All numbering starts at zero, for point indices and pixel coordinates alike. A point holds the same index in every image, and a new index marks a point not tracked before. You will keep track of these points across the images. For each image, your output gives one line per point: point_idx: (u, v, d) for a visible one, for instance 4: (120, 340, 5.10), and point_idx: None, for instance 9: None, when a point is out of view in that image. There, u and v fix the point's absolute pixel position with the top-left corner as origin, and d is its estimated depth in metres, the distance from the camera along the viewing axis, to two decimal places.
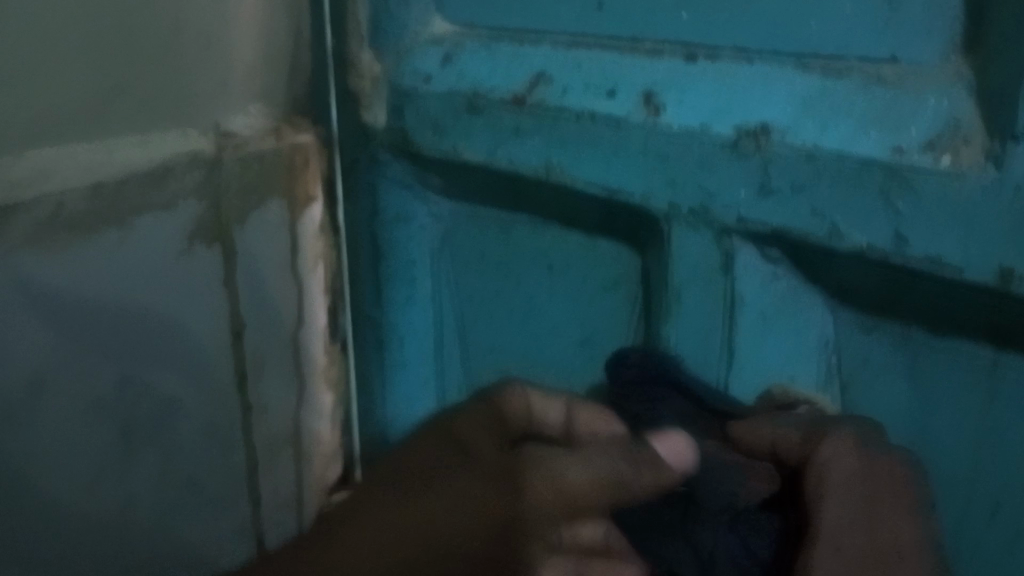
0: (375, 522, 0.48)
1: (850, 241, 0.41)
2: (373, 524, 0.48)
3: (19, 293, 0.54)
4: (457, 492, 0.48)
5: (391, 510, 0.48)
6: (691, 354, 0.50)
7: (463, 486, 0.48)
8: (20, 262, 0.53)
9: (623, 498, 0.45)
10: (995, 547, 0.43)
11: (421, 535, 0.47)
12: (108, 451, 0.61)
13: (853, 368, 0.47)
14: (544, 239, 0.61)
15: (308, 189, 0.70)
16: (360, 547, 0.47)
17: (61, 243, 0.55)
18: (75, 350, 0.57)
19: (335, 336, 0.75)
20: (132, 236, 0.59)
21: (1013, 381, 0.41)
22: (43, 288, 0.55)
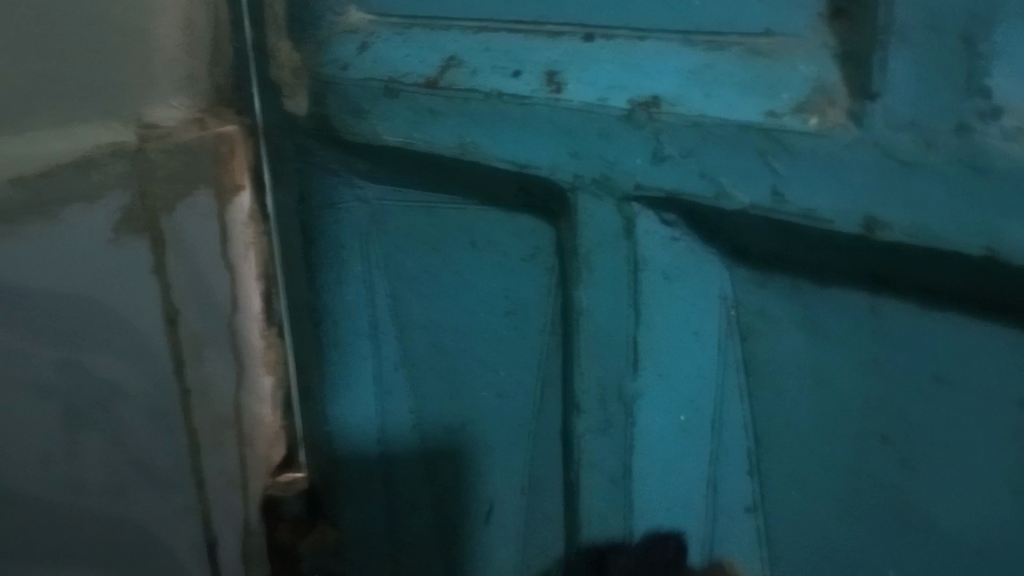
0: None
1: (737, 201, 0.45)
2: None
3: None
4: None
5: None
6: (602, 316, 0.54)
7: None
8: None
9: None
10: (892, 476, 0.48)
11: None
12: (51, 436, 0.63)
13: (751, 318, 0.51)
14: (466, 216, 0.64)
15: (235, 177, 0.71)
16: None
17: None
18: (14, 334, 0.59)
19: (271, 321, 0.77)
20: (64, 228, 0.61)
21: (891, 322, 0.45)
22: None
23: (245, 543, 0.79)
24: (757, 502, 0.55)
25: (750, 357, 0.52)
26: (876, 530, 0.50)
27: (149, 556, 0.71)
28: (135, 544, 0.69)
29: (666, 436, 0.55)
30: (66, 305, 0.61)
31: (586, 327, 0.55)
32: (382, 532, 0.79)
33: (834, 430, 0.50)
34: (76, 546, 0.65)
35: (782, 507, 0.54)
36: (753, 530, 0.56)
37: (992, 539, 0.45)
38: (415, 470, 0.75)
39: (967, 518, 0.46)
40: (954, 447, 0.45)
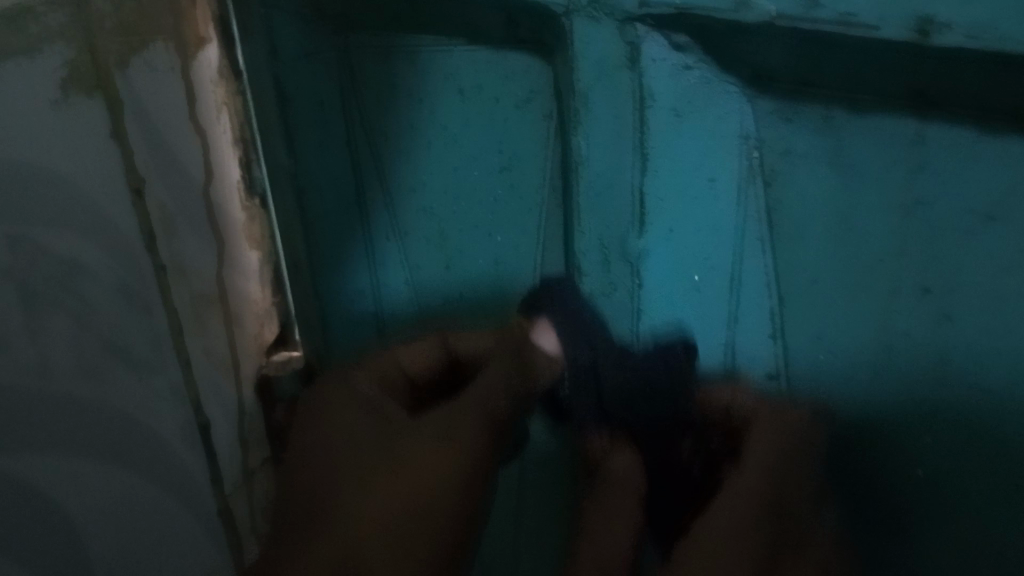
0: (373, 501, 0.54)
1: (759, 11, 0.39)
2: (371, 501, 0.54)
3: None
4: (470, 519, 0.55)
5: (410, 514, 0.54)
6: (602, 164, 0.49)
7: (472, 518, 0.56)
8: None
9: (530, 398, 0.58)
10: (928, 332, 0.44)
11: (409, 503, 0.54)
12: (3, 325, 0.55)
13: (775, 162, 0.45)
14: (453, 59, 0.57)
15: (199, 30, 0.64)
16: (376, 509, 0.54)
17: None
18: None
19: (252, 192, 0.71)
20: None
21: (940, 154, 0.40)
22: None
23: (239, 423, 0.76)
24: (779, 368, 0.50)
25: (774, 208, 0.46)
26: (904, 399, 0.46)
27: (129, 445, 0.66)
28: (109, 431, 0.64)
29: (679, 294, 0.52)
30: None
31: (585, 178, 0.50)
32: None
33: (865, 284, 0.45)
34: (43, 440, 0.59)
35: (805, 375, 0.49)
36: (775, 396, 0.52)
37: None
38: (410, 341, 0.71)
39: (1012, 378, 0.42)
40: (999, 298, 0.41)
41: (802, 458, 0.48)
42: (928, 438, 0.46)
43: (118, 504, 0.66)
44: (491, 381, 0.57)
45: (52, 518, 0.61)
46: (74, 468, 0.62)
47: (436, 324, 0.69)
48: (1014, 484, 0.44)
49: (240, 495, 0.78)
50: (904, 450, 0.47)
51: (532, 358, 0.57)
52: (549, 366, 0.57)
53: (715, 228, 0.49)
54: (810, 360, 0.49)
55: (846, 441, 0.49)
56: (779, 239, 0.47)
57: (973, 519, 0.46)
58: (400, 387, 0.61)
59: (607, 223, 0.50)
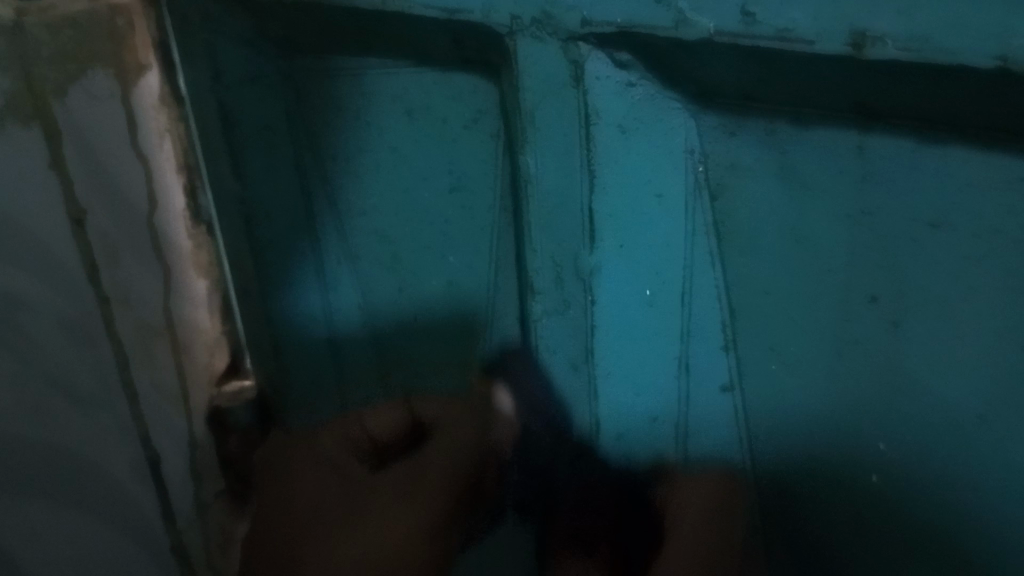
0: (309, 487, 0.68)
1: (699, 27, 0.40)
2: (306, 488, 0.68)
3: None
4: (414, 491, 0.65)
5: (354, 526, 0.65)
6: (551, 181, 0.49)
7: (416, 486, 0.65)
8: None
9: (476, 454, 0.64)
10: (881, 340, 0.44)
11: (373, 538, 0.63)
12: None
13: (721, 174, 0.45)
14: (400, 79, 0.57)
15: (138, 56, 0.63)
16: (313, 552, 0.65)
17: None
18: None
19: (199, 218, 0.70)
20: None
21: (882, 163, 0.40)
22: None
23: (191, 457, 0.74)
24: (734, 381, 0.51)
25: (721, 220, 0.47)
26: (861, 408, 0.47)
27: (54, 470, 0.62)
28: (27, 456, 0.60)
29: (634, 308, 0.52)
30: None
31: (535, 195, 0.50)
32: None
33: (817, 290, 0.45)
34: None
35: (757, 384, 0.50)
36: (731, 409, 0.52)
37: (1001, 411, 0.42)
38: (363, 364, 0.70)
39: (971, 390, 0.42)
40: (947, 302, 0.41)
41: (710, 508, 0.54)
42: (883, 444, 0.47)
43: (44, 529, 0.62)
44: (455, 453, 0.64)
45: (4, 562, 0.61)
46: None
47: (394, 347, 0.68)
48: (974, 480, 0.44)
49: (194, 530, 0.75)
50: (860, 460, 0.48)
51: (489, 417, 0.64)
52: (506, 426, 0.63)
53: (669, 243, 0.49)
54: (763, 370, 0.50)
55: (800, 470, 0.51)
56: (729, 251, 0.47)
57: (927, 520, 0.47)
58: (361, 442, 0.68)
59: (558, 240, 0.51)
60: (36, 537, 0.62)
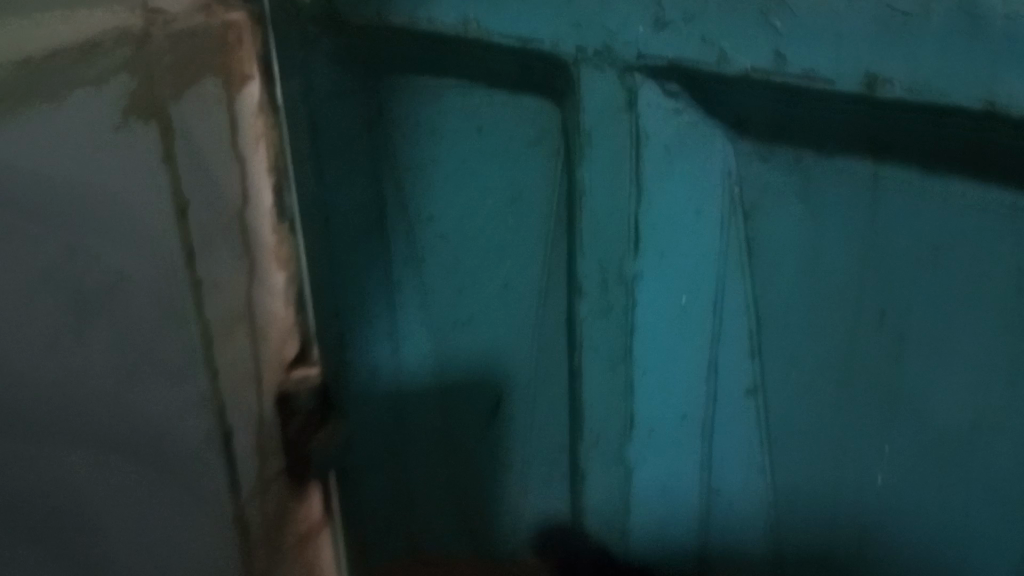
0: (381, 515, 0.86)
1: (736, 65, 0.46)
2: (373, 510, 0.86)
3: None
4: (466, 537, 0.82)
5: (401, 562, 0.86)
6: (604, 196, 0.55)
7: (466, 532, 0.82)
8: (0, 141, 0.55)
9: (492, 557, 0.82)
10: (885, 348, 0.51)
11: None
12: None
13: (753, 196, 0.51)
14: (472, 99, 0.64)
15: (243, 68, 0.71)
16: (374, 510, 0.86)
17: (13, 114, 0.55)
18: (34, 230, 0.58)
19: (283, 216, 0.77)
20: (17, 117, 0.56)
21: (894, 192, 0.46)
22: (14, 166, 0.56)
23: (258, 432, 0.80)
24: (758, 385, 0.56)
25: (753, 237, 0.52)
26: (868, 411, 0.53)
27: (114, 427, 0.66)
28: (87, 414, 0.63)
29: (668, 316, 0.57)
30: (31, 185, 0.57)
31: (589, 207, 0.55)
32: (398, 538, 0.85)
33: (831, 304, 0.51)
34: (78, 434, 0.63)
35: (778, 388, 0.55)
36: (752, 411, 0.57)
37: (1000, 411, 0.48)
38: (430, 408, 0.79)
39: (975, 388, 0.48)
40: (944, 313, 0.48)
41: None
42: (886, 446, 0.53)
43: (102, 488, 0.66)
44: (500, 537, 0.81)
45: (87, 524, 0.65)
46: (44, 452, 0.61)
47: (451, 344, 0.75)
48: (983, 467, 0.50)
49: (255, 503, 0.81)
50: (863, 462, 0.54)
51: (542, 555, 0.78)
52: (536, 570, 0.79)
53: (708, 255, 0.54)
54: (785, 375, 0.55)
55: (810, 477, 0.57)
56: (755, 266, 0.53)
57: (930, 506, 0.53)
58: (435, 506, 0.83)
59: (607, 247, 0.56)
60: (113, 497, 0.67)
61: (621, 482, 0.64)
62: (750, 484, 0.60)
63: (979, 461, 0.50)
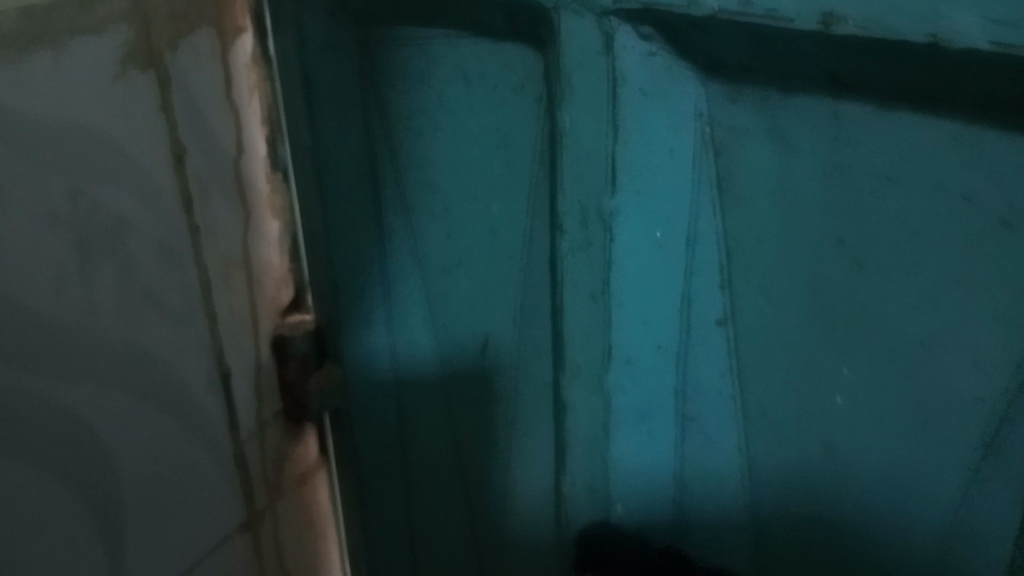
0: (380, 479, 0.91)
1: (704, 7, 0.48)
2: (374, 475, 0.91)
3: None
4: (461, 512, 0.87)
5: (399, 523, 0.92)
6: (581, 138, 0.57)
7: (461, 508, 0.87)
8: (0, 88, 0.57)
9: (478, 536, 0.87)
10: (844, 275, 0.54)
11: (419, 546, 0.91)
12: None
13: (722, 134, 0.55)
14: (457, 49, 0.66)
15: (236, 20, 0.73)
16: (373, 474, 0.91)
17: (14, 60, 0.58)
18: (38, 172, 0.61)
19: (276, 166, 0.80)
20: (14, 66, 0.58)
21: (853, 124, 0.50)
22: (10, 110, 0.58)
23: (256, 377, 0.83)
24: (728, 316, 0.60)
25: (724, 175, 0.56)
26: (830, 336, 0.56)
27: (122, 365, 0.69)
28: (96, 352, 0.67)
29: (643, 252, 0.60)
30: (30, 133, 0.60)
31: (569, 147, 0.58)
32: (396, 517, 0.92)
33: (796, 234, 0.55)
34: (90, 372, 0.67)
35: (748, 317, 0.59)
36: (724, 341, 0.61)
37: (957, 335, 0.51)
38: (431, 404, 0.84)
39: (931, 312, 0.52)
40: (903, 240, 0.51)
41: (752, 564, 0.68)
42: (846, 369, 0.57)
43: (117, 428, 0.70)
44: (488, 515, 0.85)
45: (100, 459, 0.69)
46: (59, 389, 0.64)
47: (438, 290, 0.78)
48: (939, 389, 0.53)
49: (253, 444, 0.84)
50: (829, 384, 0.58)
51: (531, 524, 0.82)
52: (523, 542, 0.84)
53: (684, 191, 0.57)
54: (755, 304, 0.59)
55: (782, 402, 0.61)
56: (724, 202, 0.56)
57: (893, 428, 0.57)
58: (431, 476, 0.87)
59: (587, 187, 0.59)
60: (123, 432, 0.70)
61: (602, 412, 0.67)
62: (728, 411, 0.64)
63: (934, 382, 0.53)
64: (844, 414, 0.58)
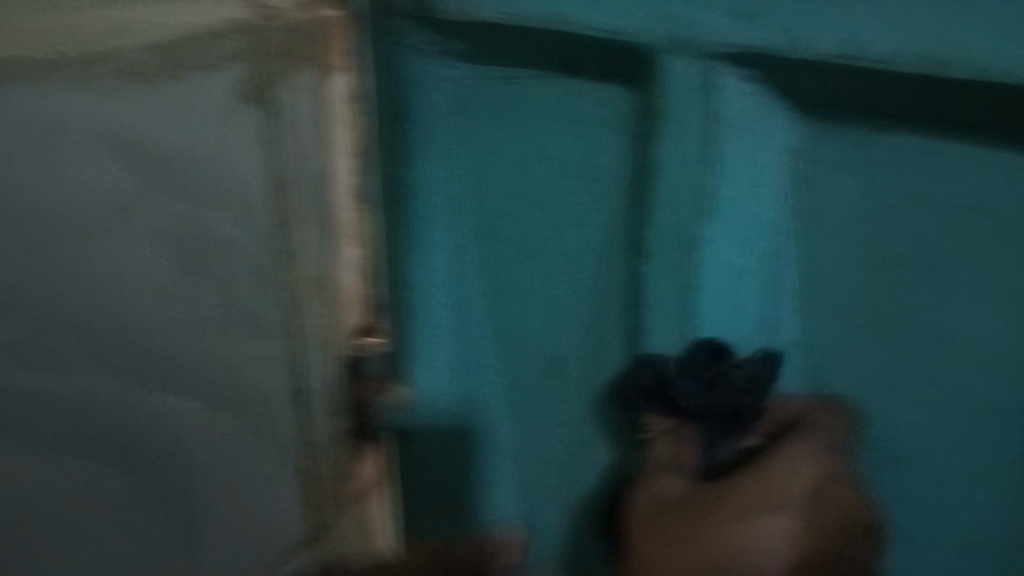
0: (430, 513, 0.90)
1: (815, 50, 0.56)
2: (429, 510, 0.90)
3: (122, 134, 0.63)
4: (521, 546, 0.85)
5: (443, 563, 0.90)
6: (676, 172, 0.64)
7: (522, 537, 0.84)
8: (139, 115, 0.64)
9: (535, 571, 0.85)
10: (927, 297, 0.61)
11: None
12: (88, 259, 0.63)
13: (820, 168, 0.64)
14: (551, 88, 0.74)
15: (332, 59, 0.78)
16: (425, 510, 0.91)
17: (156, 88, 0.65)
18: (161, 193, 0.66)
19: (360, 195, 0.84)
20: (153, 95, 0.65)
21: (954, 158, 0.59)
22: (145, 134, 0.65)
23: (331, 396, 0.86)
24: (807, 340, 0.66)
25: (817, 205, 0.64)
26: (909, 356, 0.62)
27: (212, 377, 0.73)
28: (179, 367, 0.70)
29: (729, 276, 0.66)
30: (163, 154, 0.66)
31: (664, 179, 0.64)
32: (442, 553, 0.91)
33: (886, 256, 0.62)
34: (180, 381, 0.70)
35: (829, 339, 0.65)
36: (801, 365, 0.66)
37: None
38: (491, 431, 0.85)
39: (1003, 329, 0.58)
40: (983, 260, 0.59)
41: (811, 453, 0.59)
42: (946, 399, 0.61)
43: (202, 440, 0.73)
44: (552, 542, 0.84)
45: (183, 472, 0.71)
46: (144, 399, 0.68)
47: (514, 314, 0.82)
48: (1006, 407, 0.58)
49: (325, 459, 0.87)
50: (907, 408, 0.62)
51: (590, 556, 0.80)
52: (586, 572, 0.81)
53: (779, 217, 0.65)
54: (830, 326, 0.65)
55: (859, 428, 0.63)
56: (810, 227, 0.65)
57: (958, 448, 0.60)
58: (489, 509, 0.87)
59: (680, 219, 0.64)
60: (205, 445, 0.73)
61: None
62: None
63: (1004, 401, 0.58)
64: (900, 419, 0.62)
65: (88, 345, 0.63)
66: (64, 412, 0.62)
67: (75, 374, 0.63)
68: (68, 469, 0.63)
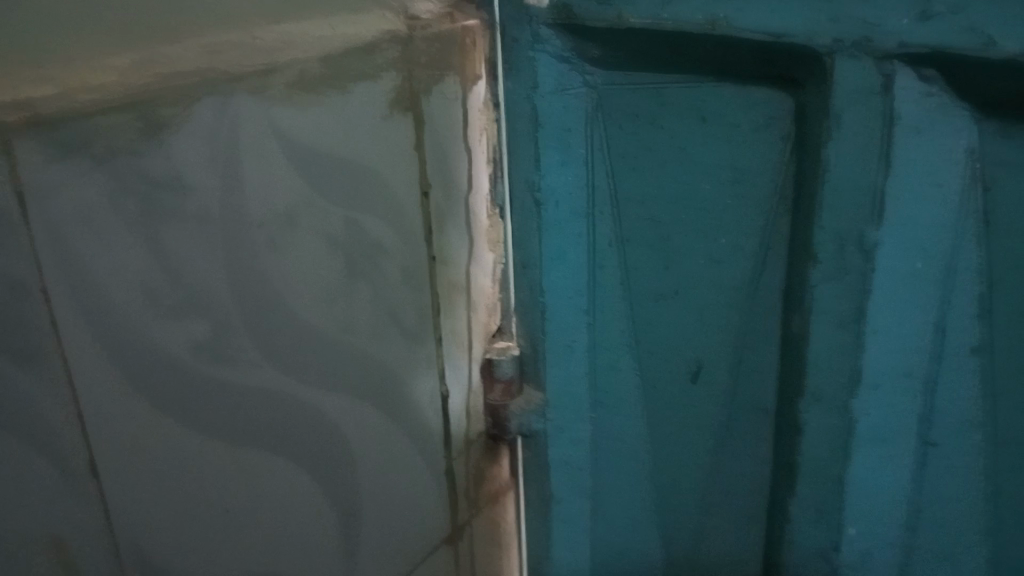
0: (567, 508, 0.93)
1: (1002, 49, 0.57)
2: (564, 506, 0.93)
3: (282, 143, 0.63)
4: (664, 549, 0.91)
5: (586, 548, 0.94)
6: (854, 173, 0.65)
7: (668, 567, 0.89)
8: (294, 126, 0.63)
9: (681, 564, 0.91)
10: None
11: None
12: (265, 270, 0.63)
13: (991, 168, 0.62)
14: (701, 91, 0.72)
15: (474, 67, 0.79)
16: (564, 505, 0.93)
17: (313, 99, 0.64)
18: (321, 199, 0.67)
19: (495, 201, 0.84)
20: (308, 107, 0.64)
21: None
22: (299, 142, 0.64)
23: (467, 398, 0.88)
24: (984, 342, 0.67)
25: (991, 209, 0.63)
26: None
27: (366, 378, 0.75)
28: (343, 365, 0.72)
29: (901, 280, 0.67)
30: (314, 163, 0.66)
31: (831, 179, 0.66)
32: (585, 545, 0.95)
33: None
34: (338, 381, 0.72)
35: (1004, 339, 0.66)
36: (973, 365, 0.68)
37: None
38: (632, 427, 0.88)
39: None
40: None
41: None
42: None
43: (360, 437, 0.75)
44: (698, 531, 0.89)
45: (343, 467, 0.74)
46: (308, 400, 0.69)
47: (647, 319, 0.83)
48: None
49: (460, 461, 0.88)
50: None
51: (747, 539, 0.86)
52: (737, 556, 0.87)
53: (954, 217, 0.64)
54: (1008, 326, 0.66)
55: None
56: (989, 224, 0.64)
57: None
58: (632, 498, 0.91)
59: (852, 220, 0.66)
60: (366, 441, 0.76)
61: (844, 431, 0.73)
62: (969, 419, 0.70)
63: None
64: None
65: (268, 344, 0.65)
66: (243, 412, 0.63)
67: (251, 375, 0.64)
68: (247, 470, 0.65)
